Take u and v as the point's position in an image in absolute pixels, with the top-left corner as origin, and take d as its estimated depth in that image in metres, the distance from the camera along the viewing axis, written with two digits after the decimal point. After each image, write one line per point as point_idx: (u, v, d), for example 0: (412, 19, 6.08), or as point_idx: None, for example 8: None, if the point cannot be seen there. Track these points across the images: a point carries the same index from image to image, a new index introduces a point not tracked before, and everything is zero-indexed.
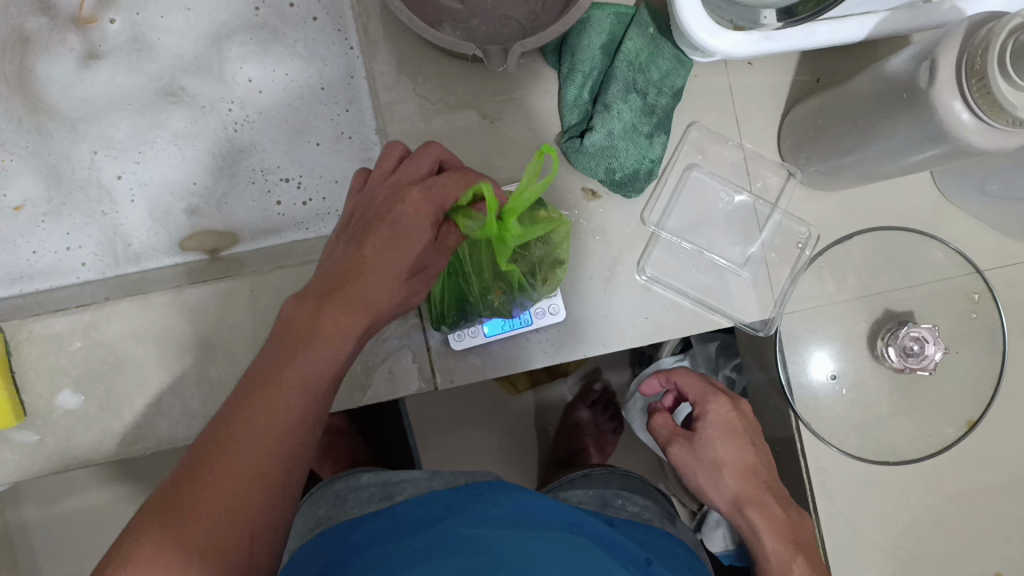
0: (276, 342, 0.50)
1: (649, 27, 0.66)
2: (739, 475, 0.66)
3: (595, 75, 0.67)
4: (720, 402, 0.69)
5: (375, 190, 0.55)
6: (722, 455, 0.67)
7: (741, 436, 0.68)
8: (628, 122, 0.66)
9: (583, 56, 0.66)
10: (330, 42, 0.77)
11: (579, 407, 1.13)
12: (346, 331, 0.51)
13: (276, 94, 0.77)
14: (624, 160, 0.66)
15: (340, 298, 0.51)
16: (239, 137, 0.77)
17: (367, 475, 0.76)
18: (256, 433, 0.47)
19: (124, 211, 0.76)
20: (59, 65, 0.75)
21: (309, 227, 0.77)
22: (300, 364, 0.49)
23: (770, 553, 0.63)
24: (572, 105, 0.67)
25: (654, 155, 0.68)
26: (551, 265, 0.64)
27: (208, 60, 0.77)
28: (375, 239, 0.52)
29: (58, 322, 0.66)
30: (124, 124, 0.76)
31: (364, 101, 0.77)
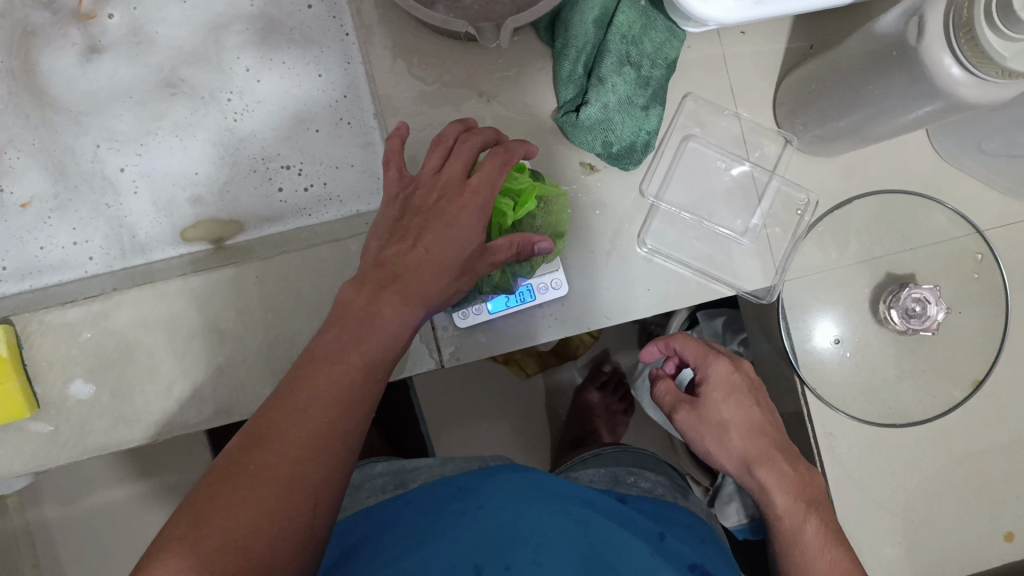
0: (335, 323, 0.51)
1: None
2: (746, 435, 0.66)
3: (588, 48, 0.66)
4: (721, 364, 0.69)
5: (423, 182, 0.57)
6: (729, 416, 0.67)
7: (745, 396, 0.68)
8: (622, 94, 0.66)
9: (575, 31, 0.66)
10: (326, 28, 0.78)
11: (590, 389, 1.13)
12: (404, 318, 0.52)
13: (275, 82, 0.78)
14: (620, 133, 0.67)
15: (399, 289, 0.52)
16: (240, 126, 0.78)
17: (382, 464, 0.77)
18: (307, 416, 0.47)
19: (128, 202, 0.77)
20: (62, 58, 0.76)
21: (313, 213, 0.77)
22: (365, 344, 0.50)
23: (782, 512, 0.63)
24: (567, 80, 0.67)
25: (650, 127, 0.68)
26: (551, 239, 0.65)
27: (206, 50, 0.78)
28: (428, 232, 0.54)
29: (69, 313, 0.67)
30: (126, 116, 0.77)
31: (362, 86, 0.78)
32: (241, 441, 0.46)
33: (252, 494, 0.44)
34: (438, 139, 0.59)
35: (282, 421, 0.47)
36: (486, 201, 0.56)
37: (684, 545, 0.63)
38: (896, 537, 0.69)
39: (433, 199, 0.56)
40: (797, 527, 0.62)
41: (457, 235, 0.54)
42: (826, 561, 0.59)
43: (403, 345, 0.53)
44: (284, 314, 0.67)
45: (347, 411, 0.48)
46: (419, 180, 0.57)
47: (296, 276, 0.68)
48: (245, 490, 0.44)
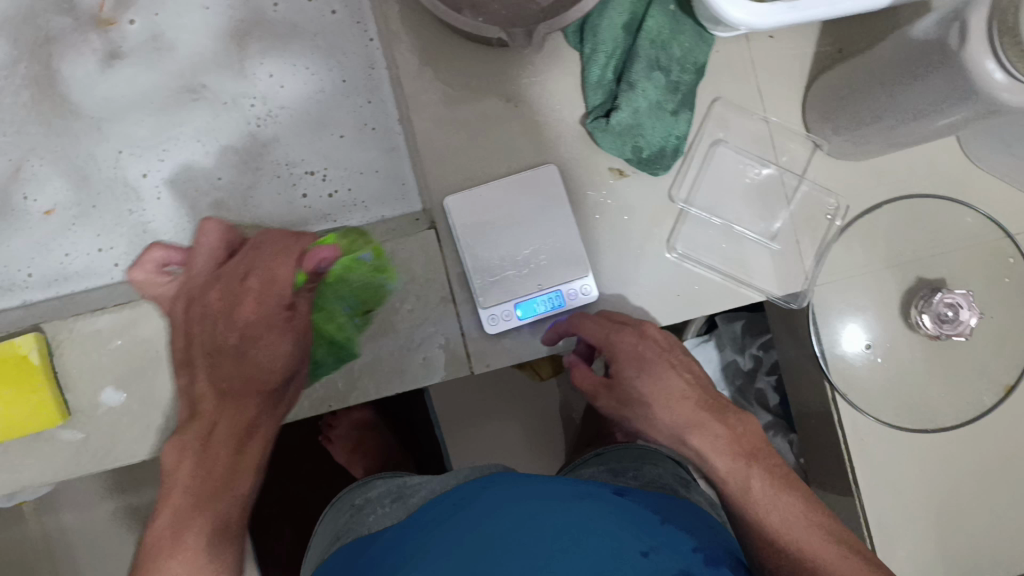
0: (187, 433, 0.63)
1: (669, 3, 0.66)
2: (671, 405, 0.65)
3: (618, 53, 0.67)
4: (626, 336, 0.64)
5: (262, 293, 0.64)
6: (647, 392, 0.65)
7: (659, 362, 0.65)
8: (652, 99, 0.66)
9: (602, 33, 0.66)
10: (350, 34, 0.78)
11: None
12: (241, 420, 0.64)
13: (299, 88, 0.77)
14: (649, 137, 0.66)
15: (229, 399, 0.64)
16: (263, 131, 0.77)
17: (385, 486, 0.75)
18: (198, 492, 0.62)
19: (151, 209, 0.76)
20: (82, 65, 0.76)
21: (337, 219, 0.77)
22: (213, 445, 0.63)
23: (725, 475, 0.63)
24: (595, 85, 0.67)
25: (679, 132, 0.67)
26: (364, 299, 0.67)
27: (228, 55, 0.77)
28: (221, 367, 0.65)
29: (98, 321, 0.66)
30: (147, 122, 0.76)
31: (386, 91, 0.78)
32: (166, 525, 0.60)
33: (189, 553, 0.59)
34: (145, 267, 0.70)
35: (172, 495, 0.62)
36: (291, 318, 0.64)
37: (682, 531, 0.57)
38: (928, 543, 0.69)
39: (207, 319, 0.65)
40: (746, 484, 0.62)
41: (270, 351, 0.63)
42: (779, 516, 0.61)
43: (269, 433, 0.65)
44: None
45: (201, 505, 0.61)
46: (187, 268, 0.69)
47: None
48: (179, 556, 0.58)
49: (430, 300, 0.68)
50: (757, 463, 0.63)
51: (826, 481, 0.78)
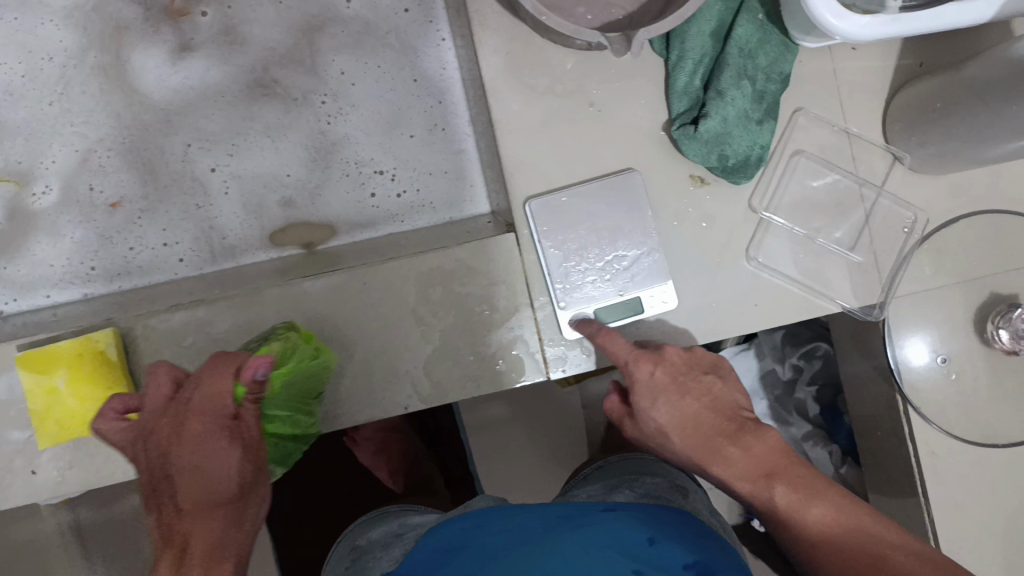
0: (193, 497, 0.59)
1: (758, 13, 0.66)
2: (684, 432, 0.63)
3: (706, 61, 0.66)
4: (641, 367, 0.62)
5: (155, 416, 0.60)
6: (664, 421, 0.63)
7: (674, 391, 0.62)
8: (740, 108, 0.65)
9: (689, 40, 0.66)
10: (423, 33, 0.77)
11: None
12: (207, 500, 0.59)
13: (370, 86, 0.77)
14: (736, 146, 0.66)
15: (189, 504, 0.59)
16: (333, 129, 0.77)
17: (387, 528, 0.75)
18: (204, 533, 0.58)
19: (219, 204, 0.76)
20: (153, 56, 0.75)
21: (405, 219, 0.77)
22: (200, 531, 0.58)
23: (747, 493, 0.61)
24: (681, 91, 0.66)
25: (764, 141, 0.67)
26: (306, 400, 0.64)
27: (300, 52, 0.76)
28: (171, 453, 0.59)
29: (174, 318, 0.65)
30: (217, 116, 0.76)
31: (457, 93, 0.78)
32: None
33: None
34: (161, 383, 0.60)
35: (182, 554, 0.57)
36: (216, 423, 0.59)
37: (678, 547, 0.54)
38: (1000, 562, 0.69)
39: (166, 442, 0.59)
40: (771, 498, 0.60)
41: (219, 460, 0.59)
42: (817, 520, 0.58)
43: (242, 482, 0.60)
44: (392, 323, 0.67)
45: (228, 537, 0.59)
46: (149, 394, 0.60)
47: (402, 283, 0.67)
48: None
49: (509, 306, 0.68)
50: (778, 481, 0.60)
51: (887, 495, 0.78)
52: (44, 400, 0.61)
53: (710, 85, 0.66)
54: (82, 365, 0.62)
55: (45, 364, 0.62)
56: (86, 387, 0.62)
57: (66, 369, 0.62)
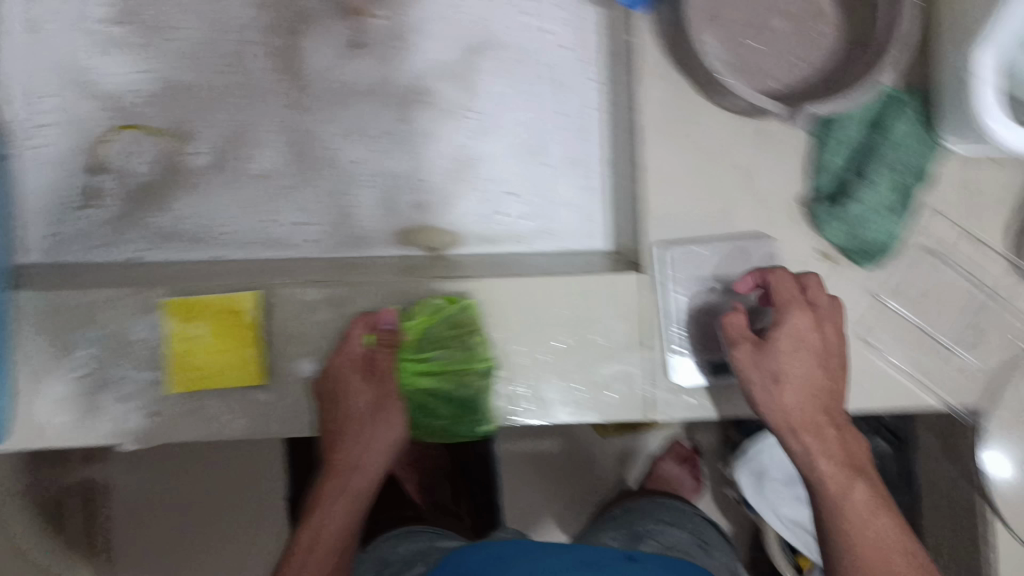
0: (338, 426, 0.70)
1: (910, 109, 0.70)
2: (801, 391, 0.68)
3: (857, 146, 0.70)
4: (802, 315, 0.66)
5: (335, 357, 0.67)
6: (790, 369, 0.67)
7: (817, 352, 0.67)
8: (885, 196, 0.68)
9: (841, 122, 0.69)
10: (577, 71, 0.81)
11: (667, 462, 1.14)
12: (359, 420, 0.71)
13: (519, 111, 0.81)
14: (870, 230, 0.68)
15: (340, 427, 0.70)
16: (476, 146, 0.80)
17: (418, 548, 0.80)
18: (350, 441, 0.72)
19: (357, 195, 0.79)
20: (325, 47, 0.79)
21: (527, 242, 0.80)
22: (348, 441, 0.72)
23: (826, 477, 0.68)
24: (826, 169, 0.70)
25: (900, 231, 0.69)
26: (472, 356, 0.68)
27: (460, 68, 0.80)
28: (329, 401, 0.68)
29: (311, 291, 0.68)
30: (371, 114, 0.79)
31: (598, 132, 0.82)
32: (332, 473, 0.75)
33: (347, 492, 0.75)
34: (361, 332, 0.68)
35: (336, 452, 0.73)
36: (365, 360, 0.68)
37: None
38: None
39: (328, 378, 0.67)
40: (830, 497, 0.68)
41: (360, 390, 0.69)
42: (874, 533, 0.67)
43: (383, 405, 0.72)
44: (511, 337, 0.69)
45: (368, 454, 0.73)
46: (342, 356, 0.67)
47: (528, 301, 0.70)
48: (340, 498, 0.75)
49: (626, 341, 0.69)
50: (860, 479, 0.69)
51: None
52: (183, 346, 0.65)
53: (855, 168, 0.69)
54: (226, 322, 0.66)
55: (193, 314, 0.66)
56: (225, 341, 0.66)
57: (211, 321, 0.66)
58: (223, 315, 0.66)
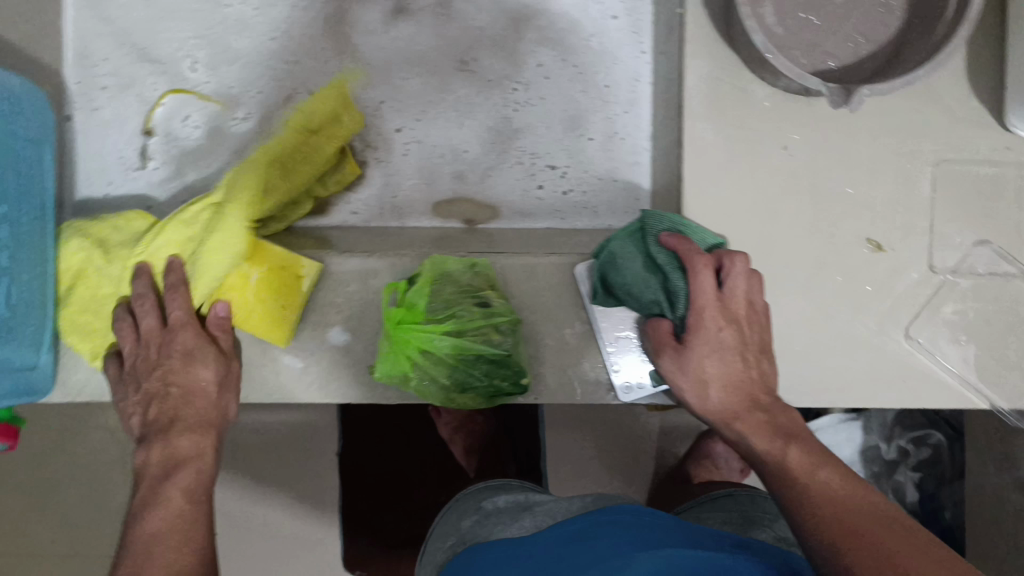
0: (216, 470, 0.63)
1: (656, 232, 0.63)
2: (726, 389, 0.59)
3: (633, 233, 0.64)
4: (704, 356, 0.60)
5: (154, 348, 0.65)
6: (709, 373, 0.60)
7: (733, 351, 0.60)
8: (637, 265, 0.62)
9: (623, 265, 0.63)
10: (625, 43, 0.78)
11: (715, 439, 1.04)
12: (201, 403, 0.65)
13: (563, 82, 0.79)
14: (635, 296, 0.62)
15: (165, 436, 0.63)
16: (517, 117, 0.79)
17: (502, 498, 0.73)
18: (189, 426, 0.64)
19: (396, 162, 0.79)
20: (371, 11, 0.79)
21: (564, 218, 0.78)
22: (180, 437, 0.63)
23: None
24: (646, 303, 0.63)
25: (655, 293, 0.62)
26: (482, 324, 0.63)
27: (505, 36, 0.79)
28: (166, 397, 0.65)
29: (349, 263, 0.69)
30: (413, 81, 0.79)
31: (644, 105, 0.78)
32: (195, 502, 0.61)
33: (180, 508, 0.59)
34: (654, 343, 0.62)
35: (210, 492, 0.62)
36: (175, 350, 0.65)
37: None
38: None
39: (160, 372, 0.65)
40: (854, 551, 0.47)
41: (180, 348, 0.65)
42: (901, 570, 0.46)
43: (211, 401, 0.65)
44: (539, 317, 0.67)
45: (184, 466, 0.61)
46: (700, 328, 0.59)
47: (560, 279, 0.67)
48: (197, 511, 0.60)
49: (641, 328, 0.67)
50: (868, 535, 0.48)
51: None
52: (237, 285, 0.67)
53: (679, 296, 0.60)
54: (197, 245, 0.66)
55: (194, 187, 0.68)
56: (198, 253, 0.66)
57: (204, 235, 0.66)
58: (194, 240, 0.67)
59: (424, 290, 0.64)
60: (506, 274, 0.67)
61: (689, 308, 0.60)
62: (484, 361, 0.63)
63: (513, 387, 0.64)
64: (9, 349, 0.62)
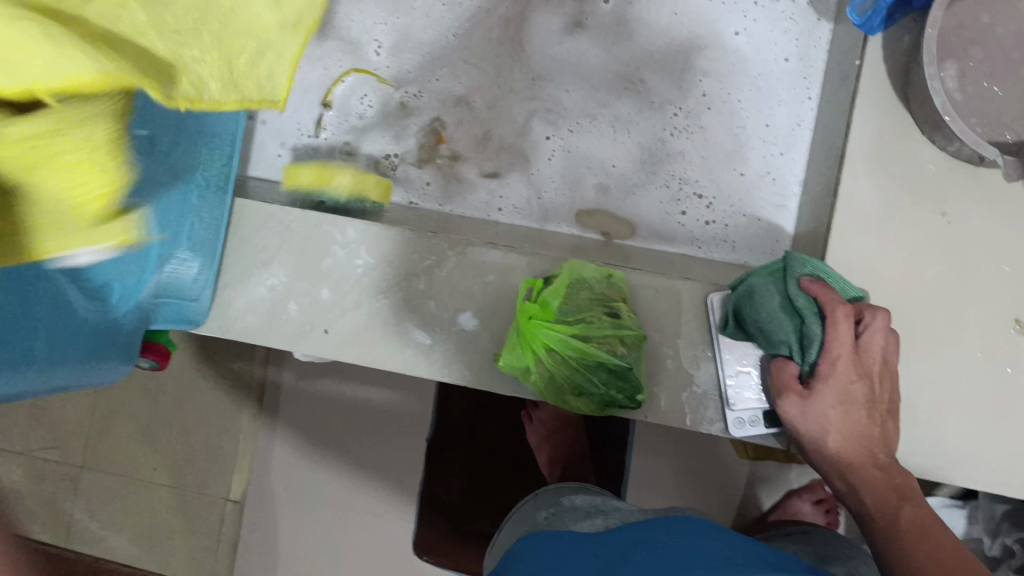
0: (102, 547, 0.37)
1: (800, 274, 0.63)
2: (846, 439, 0.60)
3: (776, 271, 0.64)
4: (829, 408, 0.59)
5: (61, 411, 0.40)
6: (831, 423, 0.60)
7: (859, 409, 0.59)
8: (777, 300, 0.62)
9: (761, 299, 0.62)
10: (793, 87, 0.79)
11: (802, 497, 1.03)
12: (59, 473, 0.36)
13: (723, 115, 0.80)
14: (768, 330, 0.62)
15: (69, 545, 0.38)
16: (672, 142, 0.80)
17: (580, 497, 0.72)
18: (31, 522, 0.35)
19: (545, 167, 0.82)
20: (550, 22, 0.82)
21: (703, 248, 0.80)
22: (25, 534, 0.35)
23: None
24: (774, 343, 0.62)
25: (789, 333, 0.61)
26: (607, 335, 0.65)
27: (674, 63, 0.81)
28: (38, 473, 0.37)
29: (490, 255, 0.72)
30: (575, 93, 0.82)
31: (801, 150, 0.79)
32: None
33: None
34: (777, 385, 0.62)
35: None
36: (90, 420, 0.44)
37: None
38: None
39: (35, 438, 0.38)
40: None
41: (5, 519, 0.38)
42: None
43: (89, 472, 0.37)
44: (663, 338, 0.68)
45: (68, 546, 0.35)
46: (831, 376, 0.59)
47: (689, 304, 0.68)
48: None
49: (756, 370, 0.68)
50: None
51: None
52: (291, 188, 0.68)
53: (813, 341, 0.60)
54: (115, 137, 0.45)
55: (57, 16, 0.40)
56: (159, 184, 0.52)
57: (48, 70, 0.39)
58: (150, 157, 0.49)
59: (560, 295, 0.66)
60: (638, 290, 0.69)
61: (822, 355, 0.60)
62: (602, 370, 0.65)
63: (626, 401, 0.65)
64: (195, 273, 0.68)
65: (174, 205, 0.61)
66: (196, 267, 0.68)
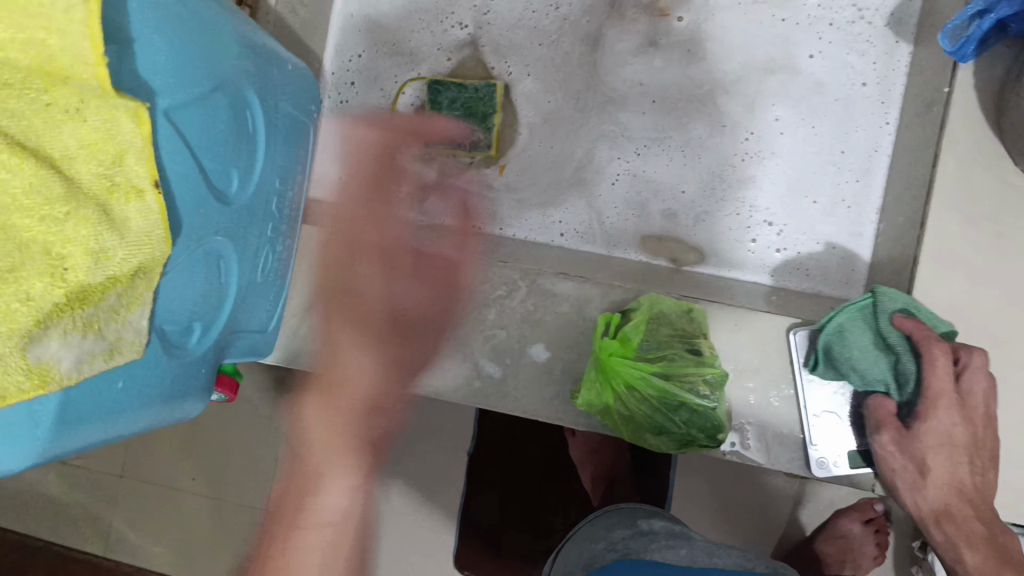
0: None
1: (892, 310, 0.61)
2: (947, 487, 0.58)
3: (866, 307, 0.62)
4: (930, 453, 0.58)
5: None
6: (932, 466, 0.58)
7: (961, 453, 0.58)
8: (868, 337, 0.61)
9: (852, 337, 0.61)
10: (871, 112, 0.76)
11: (851, 517, 0.93)
12: None
13: (797, 141, 0.78)
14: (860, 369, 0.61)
15: None
16: (744, 167, 0.78)
17: (657, 521, 0.70)
18: None
19: (610, 191, 0.80)
20: (623, 42, 0.81)
21: (775, 275, 0.78)
22: None
23: None
24: (868, 380, 0.62)
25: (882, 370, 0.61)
26: (685, 376, 0.63)
27: (749, 85, 0.78)
28: None
29: (563, 285, 0.70)
30: (646, 114, 0.80)
31: (879, 176, 0.76)
32: None
33: None
34: (872, 425, 0.60)
35: None
36: None
37: None
38: None
39: None
40: None
41: None
42: None
43: None
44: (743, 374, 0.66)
45: None
46: (933, 419, 0.58)
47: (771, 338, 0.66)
48: None
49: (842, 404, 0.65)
50: None
51: None
52: None
53: (908, 378, 0.60)
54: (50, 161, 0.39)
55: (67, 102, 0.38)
56: (151, 238, 0.43)
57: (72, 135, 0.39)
58: (119, 185, 0.42)
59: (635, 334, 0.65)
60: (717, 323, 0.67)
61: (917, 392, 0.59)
62: (682, 411, 0.63)
63: (710, 442, 0.63)
64: (264, 302, 0.66)
65: (250, 235, 0.59)
66: (263, 296, 0.66)
